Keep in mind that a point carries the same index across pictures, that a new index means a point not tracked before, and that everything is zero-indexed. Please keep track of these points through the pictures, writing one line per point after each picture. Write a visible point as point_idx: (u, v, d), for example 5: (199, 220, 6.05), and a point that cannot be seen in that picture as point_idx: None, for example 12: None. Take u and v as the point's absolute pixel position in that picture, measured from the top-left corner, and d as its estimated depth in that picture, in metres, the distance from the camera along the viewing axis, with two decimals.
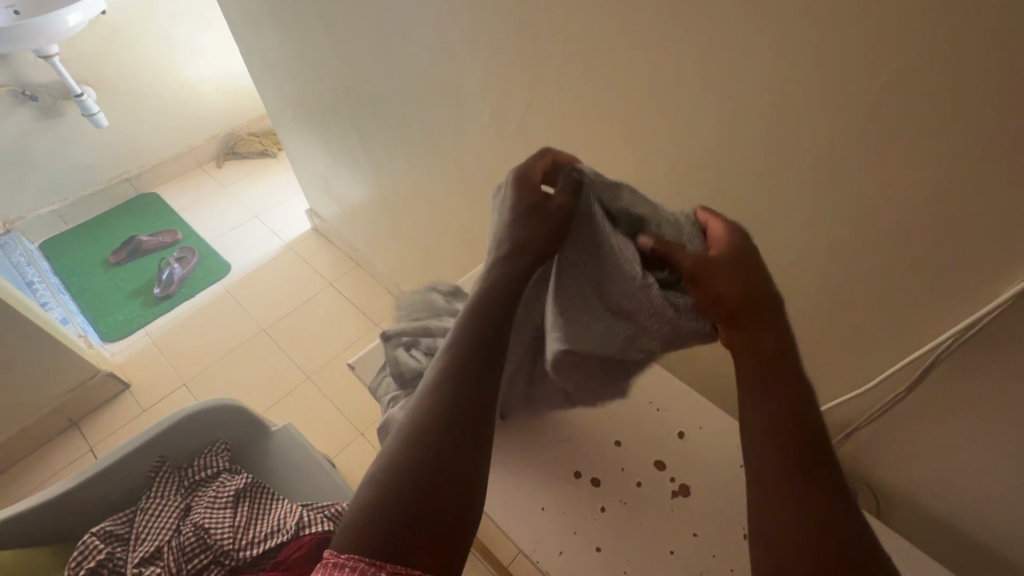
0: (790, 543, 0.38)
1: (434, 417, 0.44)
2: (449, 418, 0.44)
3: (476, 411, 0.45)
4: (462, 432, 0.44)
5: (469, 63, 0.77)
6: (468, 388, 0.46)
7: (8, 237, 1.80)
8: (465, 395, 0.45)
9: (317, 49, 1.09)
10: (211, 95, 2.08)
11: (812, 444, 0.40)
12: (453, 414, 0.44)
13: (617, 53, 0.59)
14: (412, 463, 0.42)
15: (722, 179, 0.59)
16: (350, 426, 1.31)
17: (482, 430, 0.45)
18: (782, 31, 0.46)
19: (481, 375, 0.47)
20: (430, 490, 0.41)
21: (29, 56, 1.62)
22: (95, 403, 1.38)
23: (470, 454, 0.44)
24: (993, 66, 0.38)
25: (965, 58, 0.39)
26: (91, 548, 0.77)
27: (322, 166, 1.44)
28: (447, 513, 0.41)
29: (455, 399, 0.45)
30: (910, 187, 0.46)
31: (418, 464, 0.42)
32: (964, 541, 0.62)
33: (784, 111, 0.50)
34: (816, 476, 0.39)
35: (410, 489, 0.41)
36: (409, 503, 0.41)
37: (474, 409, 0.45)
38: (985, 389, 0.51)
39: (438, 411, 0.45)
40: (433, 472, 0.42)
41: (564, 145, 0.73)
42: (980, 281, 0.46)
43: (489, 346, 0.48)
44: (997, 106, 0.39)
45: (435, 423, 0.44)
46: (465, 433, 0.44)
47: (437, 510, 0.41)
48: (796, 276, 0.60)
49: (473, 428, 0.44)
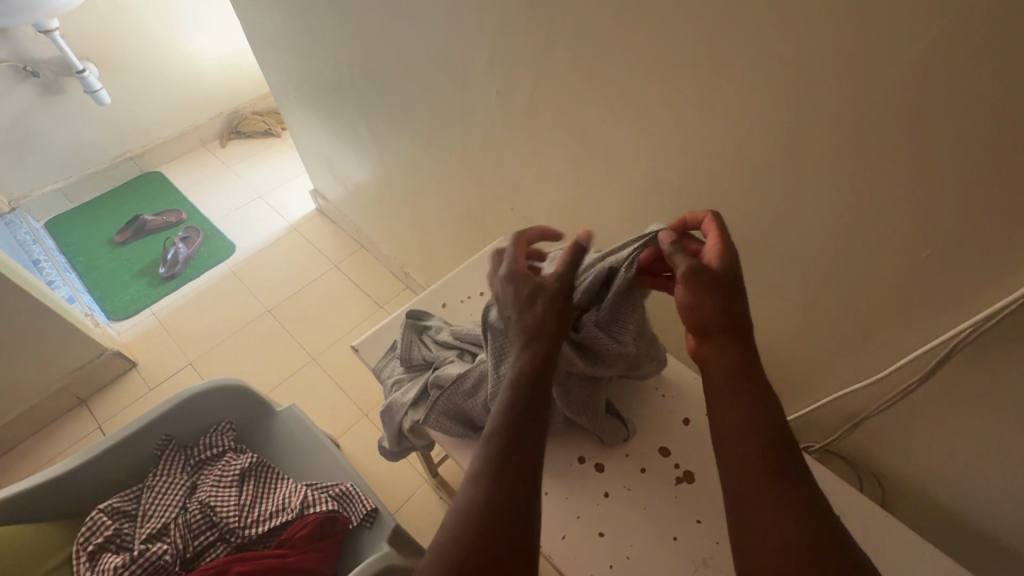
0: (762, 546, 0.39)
1: (500, 447, 0.44)
2: (512, 444, 0.44)
3: (531, 424, 0.46)
4: (519, 442, 0.44)
5: (473, 39, 0.75)
6: (527, 414, 0.46)
7: (13, 214, 1.80)
8: (525, 421, 0.46)
9: (318, 25, 1.06)
10: (214, 73, 2.05)
11: (776, 448, 0.43)
12: (511, 429, 0.45)
13: (626, 26, 0.55)
14: (485, 492, 0.42)
15: (732, 164, 0.57)
16: (354, 408, 1.32)
17: (538, 457, 0.44)
18: (799, 7, 0.43)
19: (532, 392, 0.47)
20: (506, 516, 0.41)
21: (30, 31, 1.59)
22: (102, 380, 1.39)
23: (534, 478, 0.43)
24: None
25: (998, 35, 0.36)
26: (99, 524, 0.78)
27: (326, 146, 1.42)
28: (517, 520, 0.41)
29: (516, 428, 0.45)
30: (931, 173, 0.44)
31: (490, 491, 0.42)
32: (971, 534, 0.61)
33: (798, 94, 0.47)
34: (782, 479, 0.42)
35: (489, 514, 0.41)
36: (489, 529, 0.40)
37: (535, 442, 0.45)
38: (1003, 383, 0.49)
39: (500, 440, 0.45)
40: (506, 496, 0.42)
41: (569, 126, 0.71)
42: (1003, 270, 0.44)
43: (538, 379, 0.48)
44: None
45: (502, 452, 0.44)
46: (523, 454, 0.44)
47: (512, 532, 0.40)
48: (806, 265, 0.58)
49: (535, 453, 0.45)
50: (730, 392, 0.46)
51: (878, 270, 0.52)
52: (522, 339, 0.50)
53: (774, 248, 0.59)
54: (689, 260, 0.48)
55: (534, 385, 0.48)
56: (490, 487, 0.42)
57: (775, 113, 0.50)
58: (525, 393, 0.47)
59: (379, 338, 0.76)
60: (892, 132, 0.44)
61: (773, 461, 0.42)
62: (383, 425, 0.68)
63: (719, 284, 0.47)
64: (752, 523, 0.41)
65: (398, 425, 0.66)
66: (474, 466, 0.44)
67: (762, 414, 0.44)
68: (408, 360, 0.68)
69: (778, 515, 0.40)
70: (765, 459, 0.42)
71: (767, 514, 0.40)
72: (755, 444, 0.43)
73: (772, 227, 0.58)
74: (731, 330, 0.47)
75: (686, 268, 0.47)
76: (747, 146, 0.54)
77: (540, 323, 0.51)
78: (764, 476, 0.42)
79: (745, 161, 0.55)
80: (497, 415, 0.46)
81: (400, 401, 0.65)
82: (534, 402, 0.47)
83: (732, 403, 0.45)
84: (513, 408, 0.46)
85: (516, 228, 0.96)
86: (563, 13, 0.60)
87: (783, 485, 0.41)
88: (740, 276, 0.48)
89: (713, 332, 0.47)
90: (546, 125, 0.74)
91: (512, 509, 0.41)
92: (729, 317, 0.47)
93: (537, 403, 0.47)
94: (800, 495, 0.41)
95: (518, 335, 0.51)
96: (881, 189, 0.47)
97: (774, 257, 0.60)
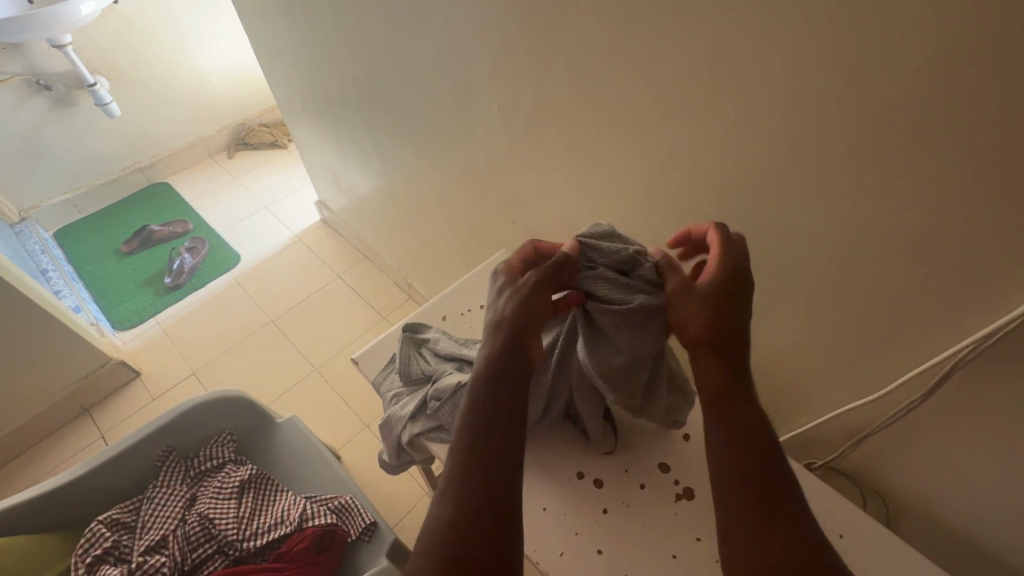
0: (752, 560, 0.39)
1: (472, 456, 0.43)
2: (481, 455, 0.44)
3: (508, 421, 0.45)
4: (496, 442, 0.44)
5: (475, 58, 0.76)
6: (494, 422, 0.45)
7: (23, 225, 1.83)
8: (493, 424, 0.45)
9: (324, 40, 1.07)
10: (222, 86, 2.09)
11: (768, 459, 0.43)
12: (486, 432, 0.44)
13: (624, 47, 0.57)
14: (452, 507, 0.41)
15: (727, 184, 0.57)
16: (355, 419, 1.32)
17: (518, 452, 0.44)
18: (790, 37, 0.45)
19: (506, 389, 0.47)
20: (475, 530, 0.40)
21: (44, 46, 1.62)
22: (106, 390, 1.40)
23: (508, 490, 0.42)
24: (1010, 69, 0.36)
25: (981, 63, 0.37)
26: (98, 536, 0.78)
27: (331, 158, 1.44)
28: (492, 522, 0.40)
29: (489, 427, 0.45)
30: (926, 192, 0.44)
31: (460, 508, 0.41)
32: (978, 555, 0.59)
33: (791, 118, 0.48)
34: (769, 492, 0.41)
35: (455, 526, 0.40)
36: (457, 546, 0.39)
37: (510, 437, 0.45)
38: (1007, 401, 0.48)
39: (469, 450, 0.44)
40: (477, 503, 0.41)
41: (569, 143, 0.72)
42: (1004, 289, 0.44)
43: (512, 376, 0.48)
44: (1013, 111, 0.37)
45: (472, 463, 0.43)
46: (503, 456, 0.43)
47: (481, 539, 0.40)
48: (803, 281, 0.58)
49: (507, 465, 0.43)
50: (722, 408, 0.45)
51: (876, 288, 0.52)
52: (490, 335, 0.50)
53: (773, 262, 0.59)
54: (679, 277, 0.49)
55: (500, 377, 0.47)
56: (457, 496, 0.42)
57: (773, 129, 0.50)
58: (495, 384, 0.47)
59: (379, 351, 0.76)
60: (891, 145, 0.44)
61: (762, 480, 0.42)
62: (382, 438, 0.68)
63: (708, 299, 0.47)
64: (738, 540, 0.40)
65: (396, 438, 0.66)
66: (451, 477, 0.43)
67: (758, 432, 0.44)
68: (407, 374, 0.68)
69: (768, 539, 0.39)
70: (753, 471, 0.42)
71: (755, 534, 0.40)
72: (749, 459, 0.43)
73: (770, 246, 0.58)
74: (715, 341, 0.46)
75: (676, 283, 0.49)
76: (746, 162, 0.54)
77: (513, 319, 0.50)
78: (751, 485, 0.42)
79: (742, 178, 0.56)
80: (465, 425, 0.45)
81: (399, 414, 0.65)
82: (501, 401, 0.46)
83: (719, 423, 0.44)
84: (481, 413, 0.46)
85: (516, 240, 0.96)
86: (565, 28, 0.61)
87: (769, 500, 0.41)
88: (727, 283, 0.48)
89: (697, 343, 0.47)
90: (546, 141, 0.75)
91: (478, 516, 0.41)
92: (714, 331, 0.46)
93: (503, 414, 0.46)
94: (793, 519, 0.40)
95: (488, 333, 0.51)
96: (881, 202, 0.47)
97: (775, 271, 0.60)
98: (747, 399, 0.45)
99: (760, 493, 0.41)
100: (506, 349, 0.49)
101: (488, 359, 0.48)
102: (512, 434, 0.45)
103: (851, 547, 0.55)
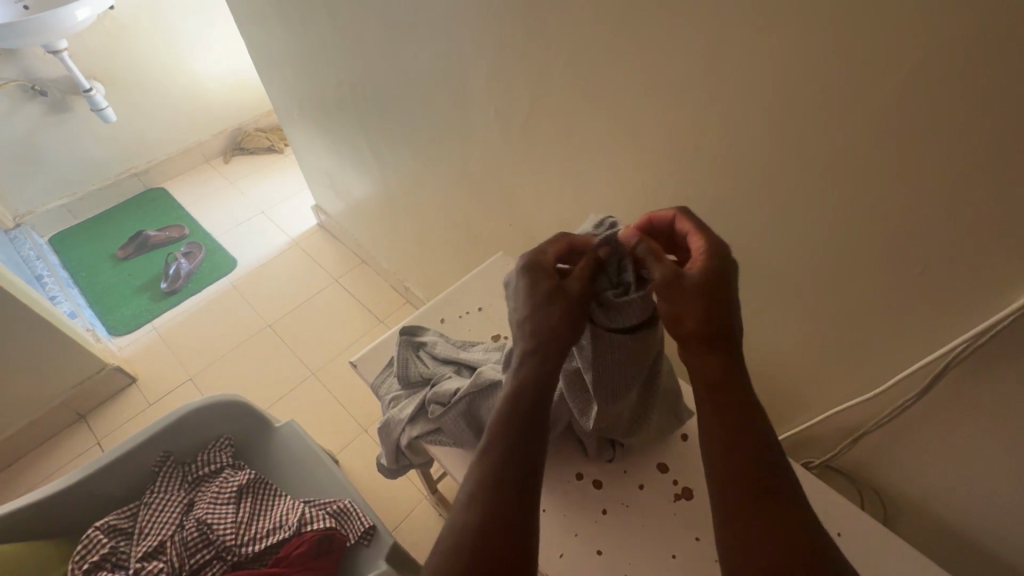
0: (755, 556, 0.40)
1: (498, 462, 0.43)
2: (503, 465, 0.43)
3: (535, 429, 0.45)
4: (523, 448, 0.44)
5: (472, 63, 0.77)
6: (520, 430, 0.45)
7: (18, 231, 1.82)
8: (523, 432, 0.45)
9: (320, 44, 1.08)
10: (219, 92, 2.09)
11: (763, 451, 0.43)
12: (514, 437, 0.44)
13: (619, 52, 0.57)
14: (473, 515, 0.41)
15: (721, 186, 0.58)
16: (353, 423, 1.31)
17: (540, 459, 0.45)
18: (782, 40, 0.45)
19: (538, 401, 0.46)
20: (497, 539, 0.40)
21: (39, 51, 1.62)
22: (102, 396, 1.39)
23: (529, 502, 0.42)
24: (996, 70, 0.37)
25: (967, 65, 0.38)
26: (94, 542, 0.77)
27: (327, 162, 1.44)
28: (515, 524, 0.41)
29: (516, 434, 0.45)
30: (917, 193, 0.45)
31: (485, 511, 0.41)
32: (974, 552, 0.60)
33: (783, 121, 0.49)
34: (765, 485, 0.42)
35: (480, 531, 0.40)
36: (479, 555, 0.39)
37: (535, 443, 0.45)
38: (999, 399, 0.49)
39: (491, 460, 0.44)
40: (498, 506, 0.41)
41: (564, 146, 0.72)
42: (998, 284, 0.44)
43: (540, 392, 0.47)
44: (998, 110, 0.38)
45: (495, 468, 0.43)
46: (529, 461, 0.44)
47: (503, 539, 0.40)
48: (797, 282, 0.59)
49: (533, 470, 0.44)
50: (721, 403, 0.45)
51: (870, 288, 0.53)
52: (524, 347, 0.48)
53: (769, 260, 0.60)
54: (664, 268, 0.46)
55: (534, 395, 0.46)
56: (481, 503, 0.42)
57: (766, 131, 0.51)
58: (529, 401, 0.46)
59: (377, 354, 0.76)
60: (882, 146, 0.45)
61: (760, 478, 0.42)
62: (381, 441, 0.68)
63: (702, 294, 0.44)
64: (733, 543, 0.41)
65: (395, 441, 0.66)
66: (475, 483, 0.43)
67: (754, 430, 0.44)
68: (406, 377, 0.68)
69: (767, 540, 0.40)
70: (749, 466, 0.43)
71: (749, 532, 0.40)
72: (741, 454, 0.43)
73: (765, 248, 0.59)
74: (717, 340, 0.45)
75: (662, 277, 0.45)
76: (740, 163, 0.55)
77: (549, 329, 0.47)
78: (748, 480, 0.42)
79: (736, 180, 0.56)
80: (491, 435, 0.45)
81: (397, 417, 0.65)
82: (535, 412, 0.46)
83: (711, 424, 0.45)
84: (510, 422, 0.45)
85: (513, 243, 0.97)
86: (561, 31, 0.61)
87: (767, 495, 0.41)
88: (722, 278, 0.45)
89: (701, 343, 0.45)
90: (542, 144, 0.76)
91: (502, 518, 0.41)
92: (712, 327, 0.45)
93: (534, 424, 0.45)
94: (788, 519, 0.41)
95: (521, 345, 0.49)
96: (872, 202, 0.48)
97: (771, 270, 0.60)
98: (740, 399, 0.45)
99: (754, 492, 0.42)
100: (543, 360, 0.47)
101: (522, 376, 0.47)
102: (535, 441, 0.45)
103: (848, 544, 0.55)
